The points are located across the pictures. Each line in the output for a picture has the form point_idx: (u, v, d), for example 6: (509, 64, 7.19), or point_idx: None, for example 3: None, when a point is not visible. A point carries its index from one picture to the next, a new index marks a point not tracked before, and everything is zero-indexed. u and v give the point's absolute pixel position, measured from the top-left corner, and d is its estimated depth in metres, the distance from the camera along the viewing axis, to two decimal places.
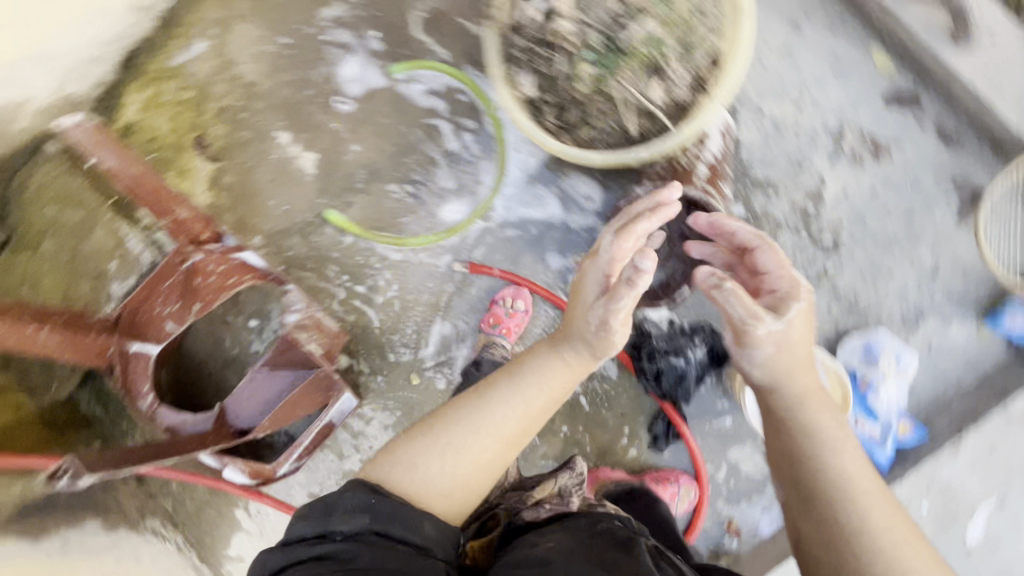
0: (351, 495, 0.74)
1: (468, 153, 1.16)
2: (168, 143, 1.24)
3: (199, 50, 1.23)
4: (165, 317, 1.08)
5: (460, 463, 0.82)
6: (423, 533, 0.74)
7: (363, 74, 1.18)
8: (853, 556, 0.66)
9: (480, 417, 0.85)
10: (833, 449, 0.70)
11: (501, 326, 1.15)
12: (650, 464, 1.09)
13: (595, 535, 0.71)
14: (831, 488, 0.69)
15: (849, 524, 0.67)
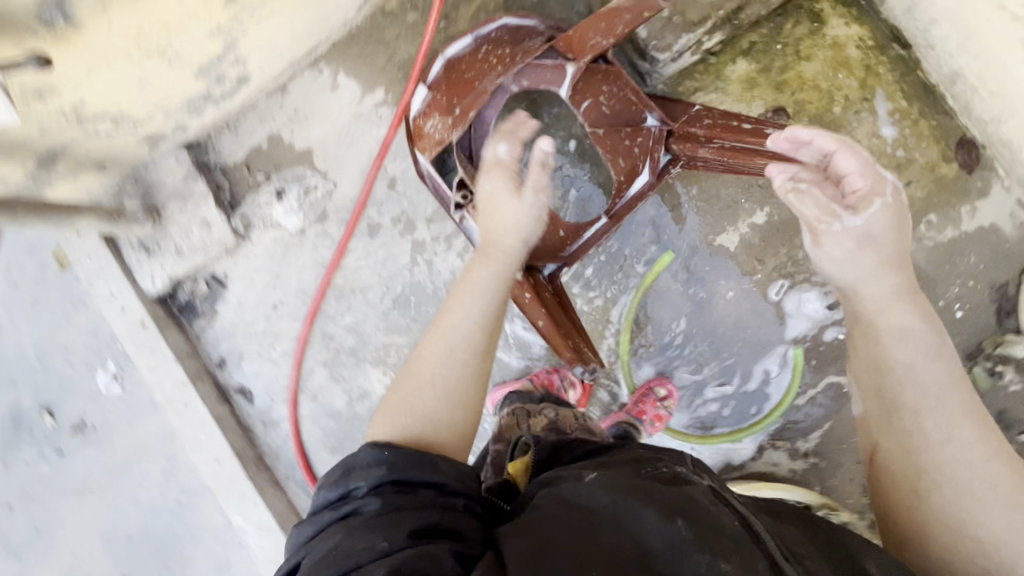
0: (366, 454, 0.72)
1: (699, 401, 1.23)
2: (787, 80, 1.14)
3: (881, 134, 1.13)
4: (597, 98, 1.00)
5: (445, 382, 0.80)
6: (438, 470, 0.71)
7: (804, 315, 1.18)
8: (982, 504, 0.68)
9: (449, 334, 0.83)
10: (936, 399, 0.72)
11: (547, 389, 1.20)
12: None
13: (641, 472, 0.72)
14: (933, 439, 0.71)
15: (957, 474, 0.70)
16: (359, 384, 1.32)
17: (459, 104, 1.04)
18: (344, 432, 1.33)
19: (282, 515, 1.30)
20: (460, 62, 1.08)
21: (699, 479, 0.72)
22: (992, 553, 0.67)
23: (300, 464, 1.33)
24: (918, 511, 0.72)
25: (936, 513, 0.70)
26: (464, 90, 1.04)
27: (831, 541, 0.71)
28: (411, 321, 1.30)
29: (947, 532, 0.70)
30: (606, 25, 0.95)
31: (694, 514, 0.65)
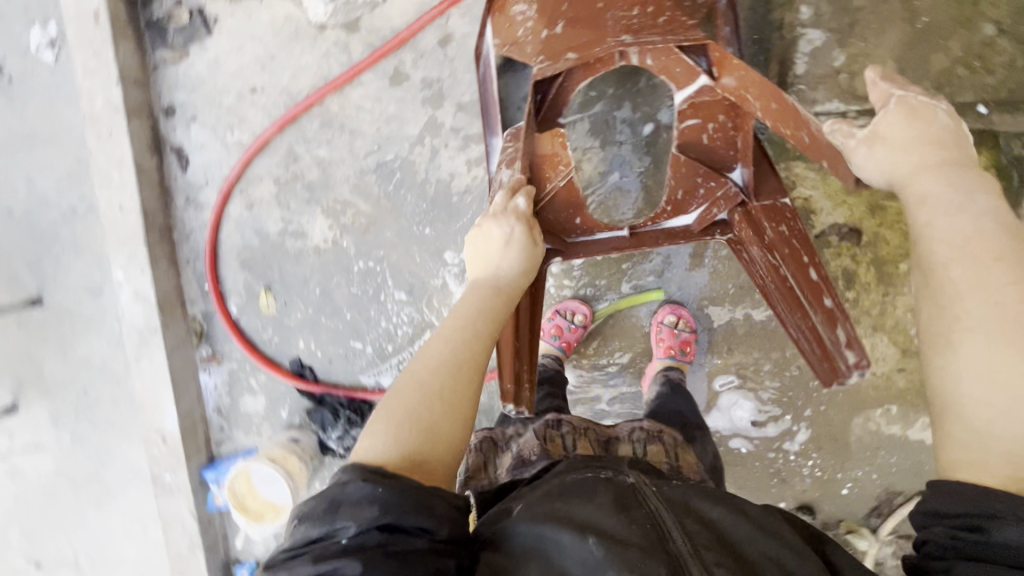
0: (356, 488, 0.52)
1: None
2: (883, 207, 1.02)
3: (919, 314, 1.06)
4: (706, 125, 0.84)
5: (448, 394, 0.62)
6: (434, 514, 0.52)
7: (729, 415, 1.17)
8: (1014, 354, 0.52)
9: (460, 349, 0.66)
10: (962, 248, 0.57)
11: (561, 336, 1.13)
12: (285, 352, 1.29)
13: (576, 479, 0.61)
14: (957, 291, 0.56)
15: (989, 324, 0.53)
16: (300, 221, 1.21)
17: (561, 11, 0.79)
18: (262, 255, 1.24)
19: (163, 295, 1.23)
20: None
21: (627, 479, 0.61)
22: None
23: (206, 258, 1.24)
24: (952, 385, 0.55)
25: (966, 377, 0.54)
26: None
27: (733, 525, 0.57)
28: (383, 194, 1.17)
29: (987, 402, 0.52)
30: (775, 106, 0.74)
31: (612, 529, 0.54)
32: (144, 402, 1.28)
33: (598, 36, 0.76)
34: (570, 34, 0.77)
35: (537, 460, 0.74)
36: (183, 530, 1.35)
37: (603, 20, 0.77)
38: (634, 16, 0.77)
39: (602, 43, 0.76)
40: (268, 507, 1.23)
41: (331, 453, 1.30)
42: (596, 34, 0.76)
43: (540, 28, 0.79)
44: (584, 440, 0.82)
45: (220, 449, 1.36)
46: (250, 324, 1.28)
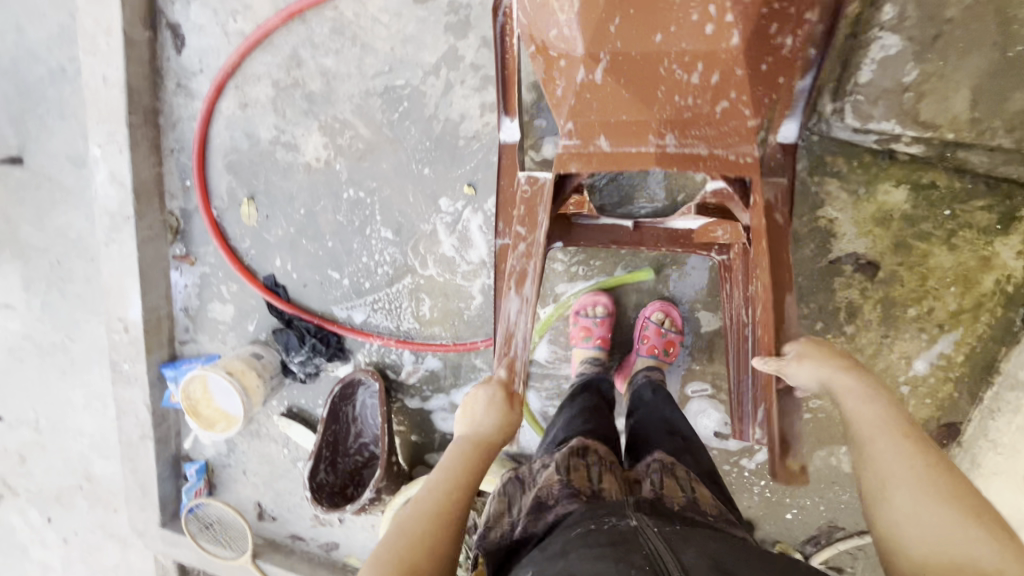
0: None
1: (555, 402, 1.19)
2: (907, 245, 0.95)
3: (912, 363, 1.01)
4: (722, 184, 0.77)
5: (433, 541, 0.59)
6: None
7: (695, 422, 1.14)
8: (940, 511, 0.54)
9: (446, 497, 0.63)
10: (880, 422, 0.62)
11: (591, 334, 1.09)
12: (259, 265, 1.23)
13: (586, 534, 0.55)
14: (881, 457, 0.60)
15: (917, 489, 0.56)
16: (294, 134, 1.13)
17: (609, 45, 0.64)
18: (251, 161, 1.17)
19: (140, 183, 1.16)
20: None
21: (630, 525, 0.56)
22: (978, 568, 0.49)
23: (192, 153, 1.17)
24: (890, 541, 0.55)
25: (908, 537, 0.54)
26: (640, 33, 0.63)
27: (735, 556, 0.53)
28: (386, 122, 1.08)
29: (924, 556, 0.52)
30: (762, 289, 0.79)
31: None
32: (110, 288, 1.24)
33: (642, 121, 0.68)
34: (611, 98, 0.67)
35: (558, 504, 0.63)
36: (136, 419, 1.36)
37: (655, 89, 0.66)
38: (690, 98, 0.66)
39: (642, 139, 0.69)
40: (224, 416, 1.23)
41: (293, 376, 1.29)
42: (640, 117, 0.68)
43: (579, 67, 0.66)
44: (613, 473, 0.68)
45: (183, 349, 1.34)
46: (228, 230, 1.22)
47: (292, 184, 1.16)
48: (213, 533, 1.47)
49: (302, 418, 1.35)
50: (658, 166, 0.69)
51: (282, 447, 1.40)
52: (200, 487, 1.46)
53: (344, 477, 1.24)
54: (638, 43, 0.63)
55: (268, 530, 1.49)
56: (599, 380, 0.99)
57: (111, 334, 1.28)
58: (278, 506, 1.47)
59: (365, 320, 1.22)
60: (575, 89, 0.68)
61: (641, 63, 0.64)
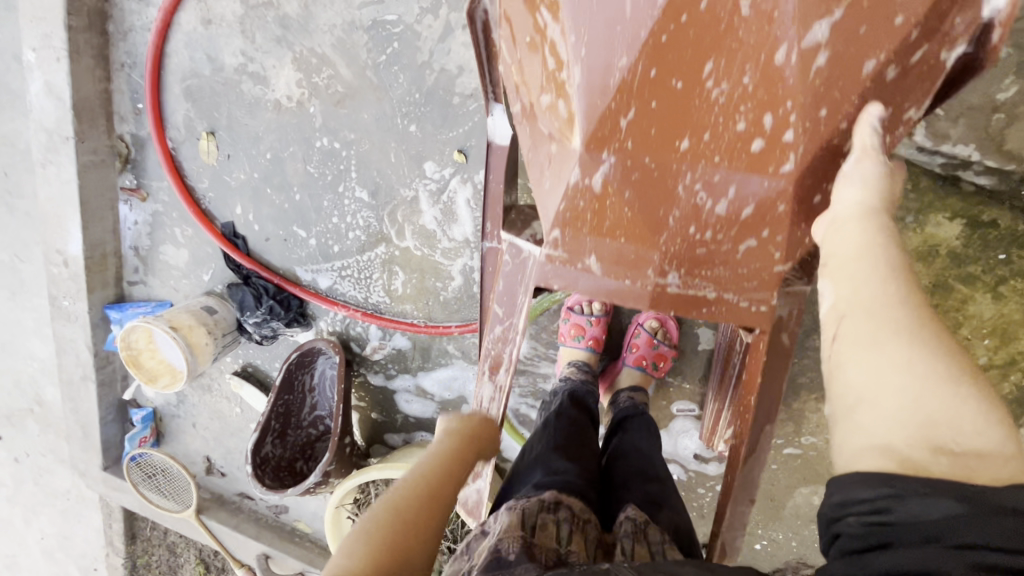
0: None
1: (528, 401, 1.11)
2: (946, 287, 0.83)
3: None
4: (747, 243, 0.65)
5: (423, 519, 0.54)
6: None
7: (674, 442, 1.06)
8: (933, 365, 0.40)
9: (439, 480, 0.58)
10: (875, 247, 0.44)
11: (585, 333, 0.98)
12: (217, 210, 1.10)
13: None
14: (873, 299, 0.43)
15: (910, 334, 0.41)
16: (264, 64, 0.96)
17: (616, 143, 0.51)
18: (212, 90, 1.01)
19: (83, 100, 1.01)
20: (759, 46, 0.45)
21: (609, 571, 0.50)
22: (949, 435, 0.38)
23: (146, 72, 1.00)
24: (847, 398, 0.42)
25: (877, 394, 0.41)
26: (662, 138, 0.50)
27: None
28: (372, 64, 0.92)
29: (893, 418, 0.40)
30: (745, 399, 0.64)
31: None
32: (48, 216, 1.10)
33: (645, 249, 0.56)
34: (610, 211, 0.54)
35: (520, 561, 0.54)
36: (76, 359, 1.25)
37: (664, 203, 0.53)
38: (709, 232, 0.54)
39: (640, 269, 0.57)
40: (168, 371, 1.13)
41: (248, 335, 1.18)
42: (642, 247, 0.56)
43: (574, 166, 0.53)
44: (583, 534, 0.61)
45: (131, 290, 1.23)
46: (183, 166, 1.07)
47: (258, 123, 1.01)
48: (157, 483, 1.39)
49: (257, 379, 1.26)
50: (652, 308, 0.59)
51: (234, 405, 1.31)
52: (146, 435, 1.38)
53: (294, 450, 1.16)
54: (658, 154, 0.51)
55: (216, 485, 1.43)
56: (585, 393, 0.88)
57: (50, 265, 1.16)
58: (228, 464, 1.40)
59: (331, 287, 1.11)
60: (567, 194, 0.54)
61: (656, 179, 0.52)
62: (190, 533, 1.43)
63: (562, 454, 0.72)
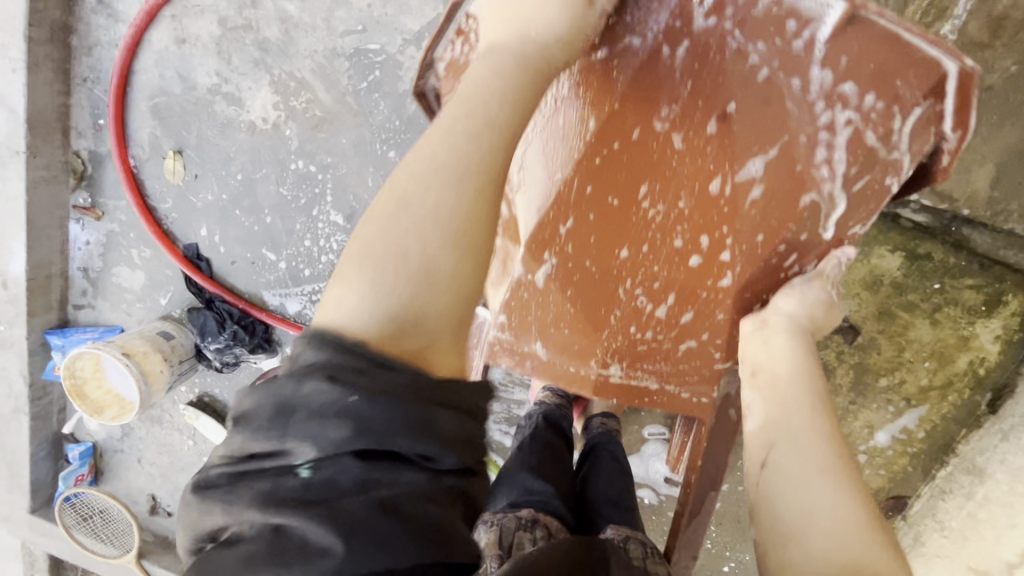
0: (317, 390, 0.35)
1: (502, 427, 1.10)
2: (890, 314, 0.91)
3: (873, 433, 0.96)
4: None
5: (438, 217, 0.41)
6: (437, 433, 0.36)
7: (645, 466, 1.07)
8: (851, 503, 0.45)
9: (477, 151, 0.42)
10: (803, 382, 0.51)
11: None
12: (179, 229, 1.06)
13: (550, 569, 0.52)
14: (798, 432, 0.49)
15: (832, 469, 0.46)
16: (239, 85, 0.95)
17: (559, 246, 0.59)
18: (182, 108, 0.98)
19: (39, 113, 0.96)
20: (692, 176, 0.53)
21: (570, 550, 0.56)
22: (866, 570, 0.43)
23: (111, 88, 0.97)
24: (782, 531, 0.46)
25: (807, 524, 0.45)
26: (601, 247, 0.59)
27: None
28: (353, 91, 0.93)
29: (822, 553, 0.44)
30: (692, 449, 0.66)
31: None
32: None
33: (587, 342, 0.64)
34: (556, 304, 0.63)
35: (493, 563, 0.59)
36: (8, 389, 1.15)
37: (606, 299, 0.61)
38: (649, 332, 0.61)
39: (584, 359, 0.66)
40: (117, 403, 1.06)
41: (206, 362, 1.12)
42: (586, 339, 0.64)
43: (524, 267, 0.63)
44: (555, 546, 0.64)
45: (77, 314, 1.15)
46: (145, 184, 1.03)
47: (229, 143, 0.99)
48: (93, 526, 1.27)
49: (214, 409, 1.19)
50: (595, 394, 0.66)
51: (186, 438, 1.23)
52: (84, 473, 1.27)
53: None
54: (598, 262, 0.59)
55: (160, 527, 1.32)
56: (558, 416, 0.87)
57: None
58: (175, 502, 1.30)
59: (300, 312, 1.07)
60: (514, 287, 0.65)
61: (598, 280, 0.60)
62: None
63: (538, 475, 0.73)
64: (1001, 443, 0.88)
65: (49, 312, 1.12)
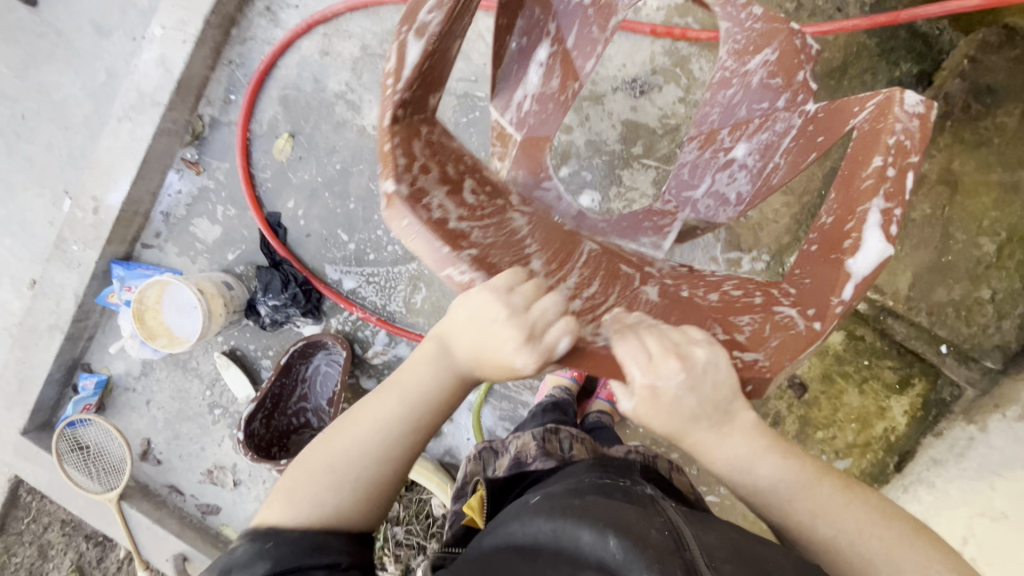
0: (243, 551, 0.55)
1: (504, 424, 1.25)
2: (837, 383, 1.13)
3: None
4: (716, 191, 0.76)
5: (357, 478, 0.57)
6: (332, 551, 0.55)
7: None
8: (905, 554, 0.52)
9: (398, 441, 0.58)
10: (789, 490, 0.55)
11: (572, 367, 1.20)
12: (267, 195, 1.22)
13: (605, 487, 0.60)
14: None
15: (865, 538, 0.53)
16: (362, 97, 1.18)
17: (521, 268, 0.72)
18: (307, 103, 1.19)
19: (187, 77, 1.16)
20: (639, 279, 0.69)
21: (628, 491, 0.59)
22: None
23: (253, 79, 1.19)
24: None
25: None
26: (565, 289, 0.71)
27: (650, 523, 0.51)
28: (453, 122, 1.16)
29: None
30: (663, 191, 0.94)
31: (632, 530, 0.49)
32: (103, 165, 1.18)
33: None
34: None
35: (534, 459, 0.77)
36: (59, 305, 1.24)
37: None
38: None
39: None
40: (171, 338, 1.17)
41: (254, 317, 1.24)
42: None
43: None
44: (581, 445, 0.82)
45: (143, 252, 1.26)
46: (253, 155, 1.21)
47: (336, 137, 1.20)
48: (83, 458, 1.28)
49: (243, 364, 1.29)
50: None
51: (204, 386, 1.31)
52: (91, 402, 1.31)
53: (274, 434, 1.21)
54: None
55: (146, 472, 1.34)
56: (566, 404, 1.07)
57: (81, 209, 1.20)
58: (168, 450, 1.34)
59: (353, 289, 1.23)
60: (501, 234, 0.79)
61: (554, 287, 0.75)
62: (94, 519, 1.31)
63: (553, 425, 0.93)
64: (904, 494, 1.06)
65: (122, 244, 1.24)
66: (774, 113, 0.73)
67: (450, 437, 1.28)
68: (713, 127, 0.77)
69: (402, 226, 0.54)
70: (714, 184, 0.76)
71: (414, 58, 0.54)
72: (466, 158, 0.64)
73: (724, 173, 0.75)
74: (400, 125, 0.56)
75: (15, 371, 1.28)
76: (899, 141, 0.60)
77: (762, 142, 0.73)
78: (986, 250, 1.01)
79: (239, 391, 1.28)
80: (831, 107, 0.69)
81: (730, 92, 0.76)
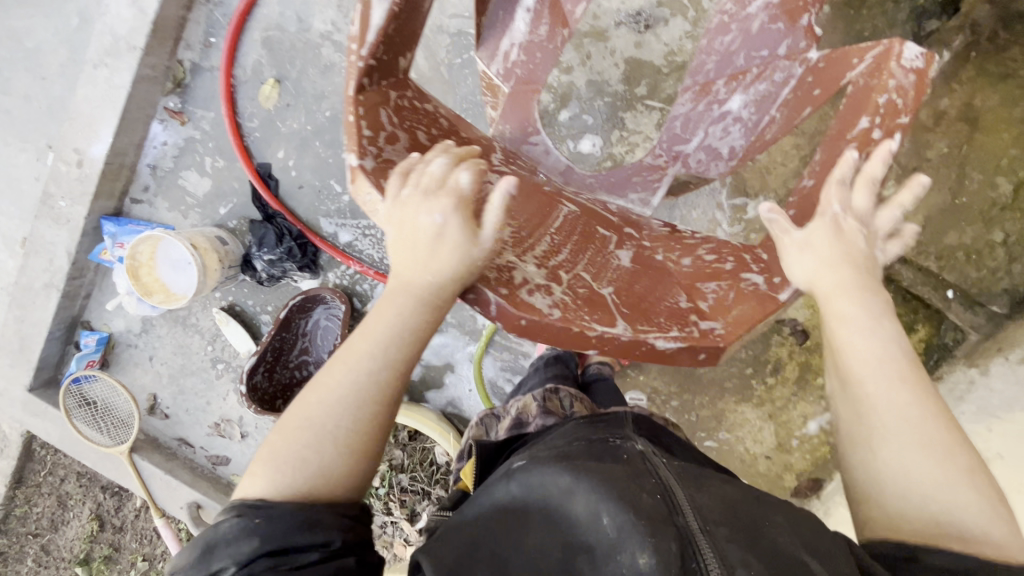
0: (230, 526, 0.50)
1: (506, 375, 1.26)
2: None
3: (807, 422, 1.17)
4: (708, 144, 0.72)
5: (336, 429, 0.53)
6: (325, 527, 0.50)
7: None
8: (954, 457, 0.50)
9: (372, 381, 0.54)
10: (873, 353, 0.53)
11: None
12: (255, 145, 1.17)
13: (592, 446, 0.59)
14: (899, 482, 0.50)
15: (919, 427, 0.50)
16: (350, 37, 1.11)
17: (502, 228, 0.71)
18: (292, 46, 1.13)
19: (163, 19, 1.10)
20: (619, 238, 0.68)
21: (614, 449, 0.57)
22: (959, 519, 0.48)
23: (232, 20, 1.12)
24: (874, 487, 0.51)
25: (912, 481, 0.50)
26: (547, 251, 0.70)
27: (641, 485, 0.50)
28: (447, 63, 1.10)
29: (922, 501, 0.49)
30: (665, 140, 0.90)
31: (624, 497, 0.48)
32: (83, 116, 1.13)
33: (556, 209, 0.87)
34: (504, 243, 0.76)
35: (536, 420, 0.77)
36: (54, 262, 1.22)
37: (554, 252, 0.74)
38: None
39: None
40: (166, 295, 1.15)
41: (250, 272, 1.22)
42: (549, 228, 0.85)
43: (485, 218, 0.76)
44: (583, 403, 0.81)
45: (132, 207, 1.23)
46: (239, 103, 1.16)
47: (323, 82, 1.14)
48: (92, 413, 1.30)
49: (242, 319, 1.29)
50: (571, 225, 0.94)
51: (205, 342, 1.31)
52: (94, 359, 1.32)
53: (277, 387, 1.22)
54: None
55: (155, 426, 1.36)
56: (567, 354, 1.06)
57: (66, 163, 1.16)
58: (175, 405, 1.35)
59: (350, 243, 1.20)
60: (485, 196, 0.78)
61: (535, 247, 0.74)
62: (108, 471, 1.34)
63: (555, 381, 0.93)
64: None
65: (111, 199, 1.20)
66: (774, 61, 0.68)
67: (451, 388, 1.29)
68: (709, 77, 0.72)
69: (365, 199, 0.55)
70: (706, 138, 0.72)
71: (378, 20, 0.53)
72: (440, 123, 0.66)
73: (715, 124, 0.72)
74: (366, 95, 0.56)
75: (16, 329, 1.28)
76: (890, 101, 0.55)
77: (759, 93, 0.69)
78: (1001, 190, 0.98)
79: (241, 347, 1.28)
80: (830, 56, 0.63)
81: (728, 39, 0.70)
